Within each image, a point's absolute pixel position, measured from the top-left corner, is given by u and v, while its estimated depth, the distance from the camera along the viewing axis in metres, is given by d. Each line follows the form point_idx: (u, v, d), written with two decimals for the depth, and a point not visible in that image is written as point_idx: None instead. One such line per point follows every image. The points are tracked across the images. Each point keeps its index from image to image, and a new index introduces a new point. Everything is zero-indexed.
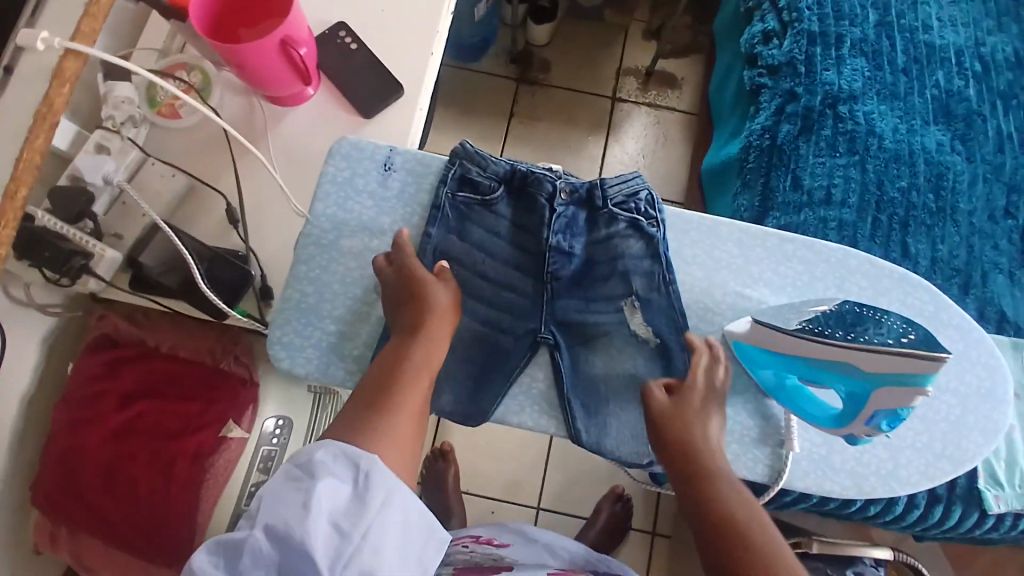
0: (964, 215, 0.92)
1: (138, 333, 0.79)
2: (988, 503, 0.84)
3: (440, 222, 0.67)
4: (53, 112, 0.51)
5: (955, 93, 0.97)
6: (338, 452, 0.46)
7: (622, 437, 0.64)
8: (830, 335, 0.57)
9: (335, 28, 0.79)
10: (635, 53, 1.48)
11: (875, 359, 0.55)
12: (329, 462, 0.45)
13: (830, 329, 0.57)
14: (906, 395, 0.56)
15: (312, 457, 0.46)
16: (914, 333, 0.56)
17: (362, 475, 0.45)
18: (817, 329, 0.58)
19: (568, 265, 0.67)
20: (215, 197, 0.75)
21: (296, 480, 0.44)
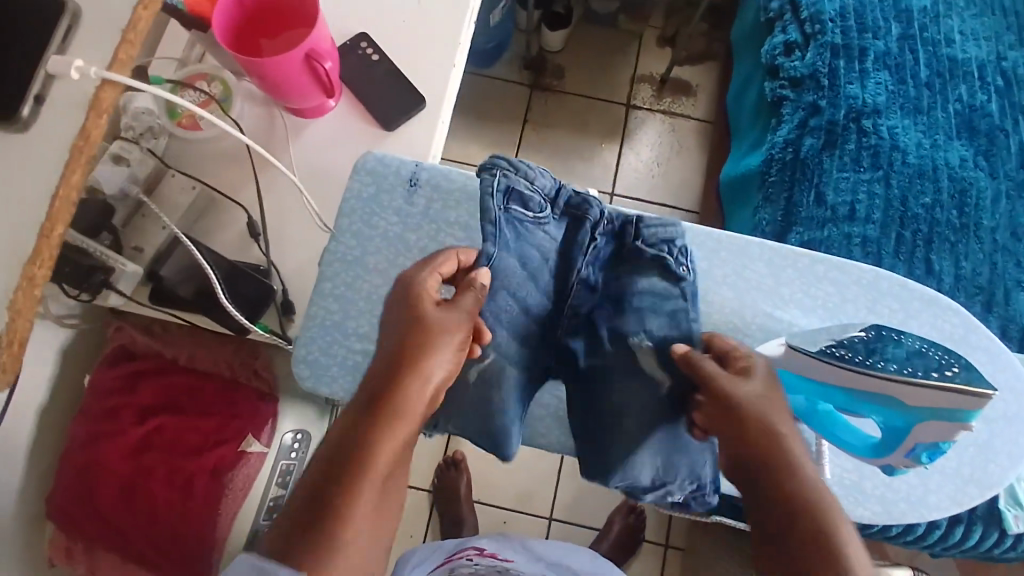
0: (988, 232, 0.91)
1: (157, 345, 0.79)
2: (1008, 523, 0.83)
3: (497, 237, 0.64)
4: (92, 146, 0.41)
5: (979, 108, 0.96)
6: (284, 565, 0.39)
7: (649, 466, 0.64)
8: (869, 366, 0.56)
9: (356, 38, 0.78)
10: (650, 59, 1.47)
11: (918, 395, 0.54)
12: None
13: (869, 360, 0.56)
14: (949, 429, 0.55)
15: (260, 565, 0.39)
16: (957, 364, 0.55)
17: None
18: (855, 359, 0.57)
19: (588, 298, 0.69)
20: (235, 210, 0.75)
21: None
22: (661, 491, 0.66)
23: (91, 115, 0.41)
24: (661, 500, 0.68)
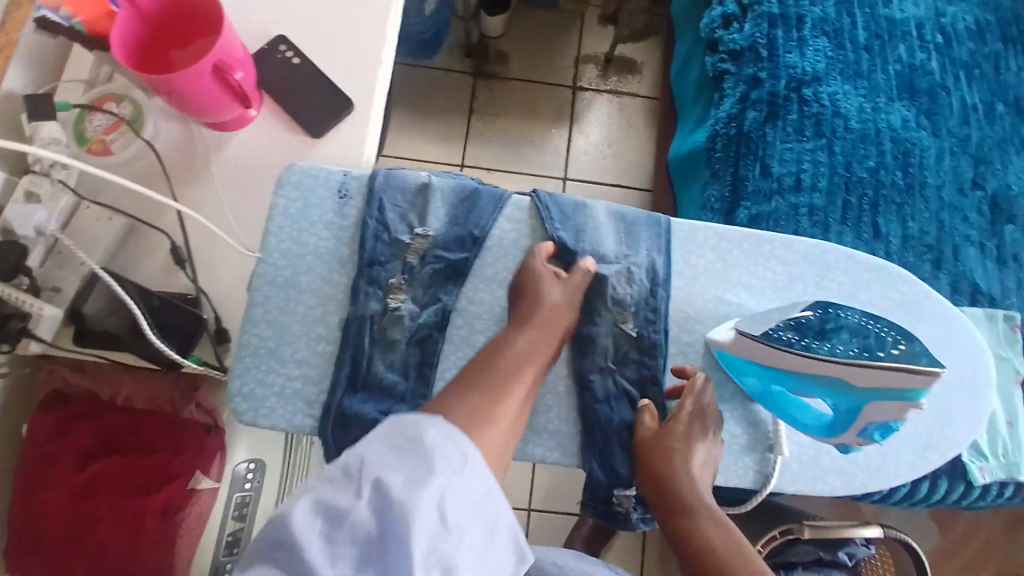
0: (933, 190, 0.92)
1: (87, 386, 0.75)
2: (973, 475, 0.85)
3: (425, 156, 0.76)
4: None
5: (919, 67, 0.96)
6: (444, 433, 0.43)
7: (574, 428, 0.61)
8: (814, 349, 0.56)
9: (274, 41, 0.73)
10: (593, 39, 1.45)
11: (866, 375, 0.55)
12: (434, 443, 0.42)
13: (812, 341, 0.57)
14: (896, 408, 0.55)
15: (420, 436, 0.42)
16: (902, 342, 0.56)
17: (463, 460, 0.43)
18: (799, 341, 0.57)
19: None
20: (156, 235, 0.70)
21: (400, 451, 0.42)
22: (613, 348, 0.62)
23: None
24: (613, 388, 0.61)
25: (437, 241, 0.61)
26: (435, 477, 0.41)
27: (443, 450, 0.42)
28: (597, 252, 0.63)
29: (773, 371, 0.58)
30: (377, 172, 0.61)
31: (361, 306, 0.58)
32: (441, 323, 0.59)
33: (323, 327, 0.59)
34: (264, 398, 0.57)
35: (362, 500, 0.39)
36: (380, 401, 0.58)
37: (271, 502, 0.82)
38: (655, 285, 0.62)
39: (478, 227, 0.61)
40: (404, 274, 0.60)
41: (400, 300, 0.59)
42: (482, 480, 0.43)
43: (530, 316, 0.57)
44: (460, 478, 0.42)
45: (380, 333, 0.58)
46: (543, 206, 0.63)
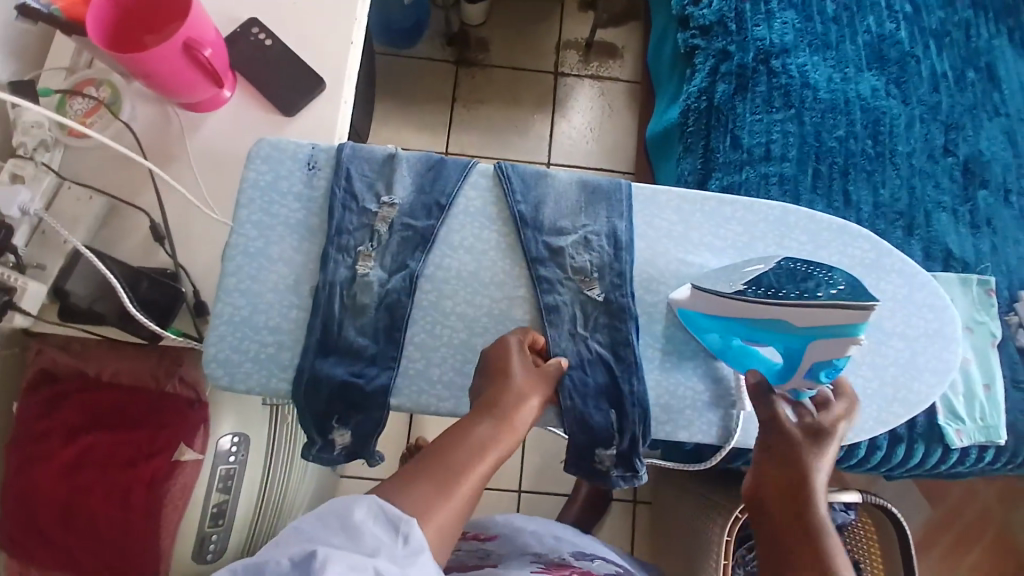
0: (904, 157, 0.93)
1: (76, 364, 0.78)
2: (950, 438, 0.85)
3: None
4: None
5: (887, 37, 0.97)
6: (379, 510, 0.42)
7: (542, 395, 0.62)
8: (763, 295, 0.57)
9: (247, 24, 0.76)
10: (573, 24, 1.46)
11: (806, 314, 0.56)
12: (367, 520, 0.41)
13: (761, 288, 0.58)
14: (839, 346, 0.56)
15: (352, 512, 0.41)
16: (844, 283, 0.57)
17: (401, 536, 0.41)
18: (750, 289, 0.58)
19: None
20: (135, 214, 0.73)
21: (331, 528, 0.41)
22: (580, 315, 0.63)
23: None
24: (586, 355, 0.62)
25: (403, 210, 0.62)
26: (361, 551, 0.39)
27: (376, 530, 0.41)
28: (556, 225, 0.64)
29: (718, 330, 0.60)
30: (343, 144, 0.62)
31: (330, 273, 0.60)
32: (408, 288, 0.61)
33: (295, 294, 0.60)
34: (238, 363, 0.59)
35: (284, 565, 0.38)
36: (351, 363, 0.59)
37: (257, 479, 0.80)
38: (619, 249, 0.64)
39: (444, 196, 0.63)
40: (372, 241, 0.61)
41: (368, 266, 0.60)
42: (427, 561, 0.41)
43: (494, 402, 0.52)
44: (394, 550, 0.40)
45: (350, 300, 0.60)
46: (506, 177, 0.64)
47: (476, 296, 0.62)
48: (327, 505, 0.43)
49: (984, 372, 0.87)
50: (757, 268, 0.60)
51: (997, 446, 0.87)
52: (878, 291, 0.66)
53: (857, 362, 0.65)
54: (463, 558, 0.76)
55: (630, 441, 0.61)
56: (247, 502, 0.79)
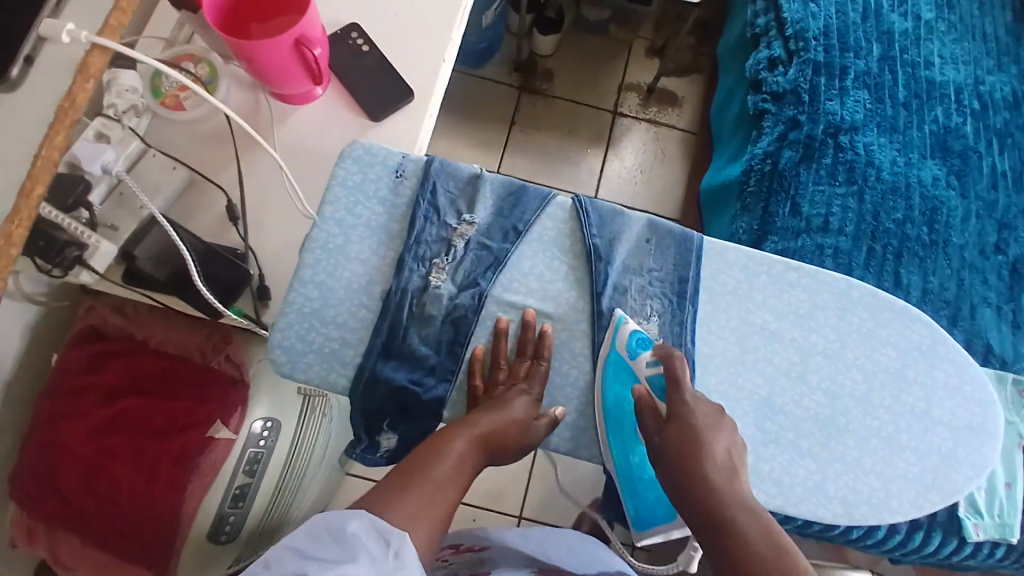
0: (956, 249, 0.94)
1: (126, 326, 0.79)
2: (968, 532, 0.84)
3: None
4: (75, 108, 0.46)
5: (954, 129, 0.99)
6: (369, 526, 0.43)
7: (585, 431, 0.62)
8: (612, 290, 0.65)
9: (347, 28, 0.78)
10: (638, 69, 1.49)
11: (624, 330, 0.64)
12: (358, 533, 0.42)
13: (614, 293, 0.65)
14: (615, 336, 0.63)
15: (344, 527, 0.42)
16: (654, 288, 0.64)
17: (391, 551, 0.42)
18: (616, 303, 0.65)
19: None
20: (214, 192, 0.74)
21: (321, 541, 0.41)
22: None
23: (79, 79, 0.47)
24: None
25: (482, 229, 0.64)
26: (353, 559, 0.40)
27: (366, 540, 0.42)
28: (623, 267, 0.65)
29: (622, 478, 0.63)
30: (434, 158, 0.64)
31: (404, 279, 0.61)
32: (476, 304, 0.62)
33: (365, 295, 0.62)
34: (302, 353, 0.60)
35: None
36: (411, 370, 0.60)
37: (282, 461, 0.80)
38: (682, 298, 0.64)
39: (521, 221, 0.65)
40: (448, 254, 0.63)
41: (440, 279, 0.62)
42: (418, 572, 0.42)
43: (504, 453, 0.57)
44: (387, 562, 0.41)
45: (418, 308, 0.61)
46: (583, 211, 0.66)
47: (537, 321, 0.63)
48: (315, 520, 0.43)
49: (1007, 470, 0.86)
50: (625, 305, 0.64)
51: (1010, 544, 0.86)
52: (931, 376, 0.66)
53: (902, 445, 0.65)
54: (459, 567, 0.76)
55: None
56: (266, 486, 0.79)
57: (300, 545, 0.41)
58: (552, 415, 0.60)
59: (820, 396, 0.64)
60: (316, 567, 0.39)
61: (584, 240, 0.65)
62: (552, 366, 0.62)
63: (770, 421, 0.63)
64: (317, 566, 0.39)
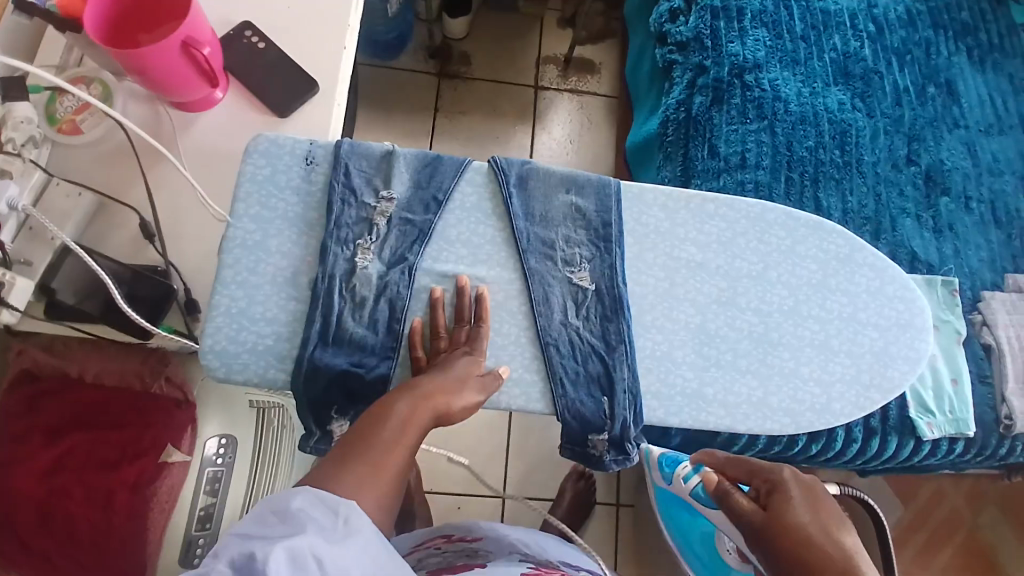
0: (869, 166, 0.98)
1: (59, 364, 0.75)
2: (922, 430, 0.88)
3: None
4: None
5: (852, 54, 1.03)
6: (314, 499, 0.43)
7: (532, 386, 0.62)
8: (549, 241, 0.65)
9: (240, 28, 0.76)
10: (553, 41, 1.51)
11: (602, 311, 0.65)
12: (304, 510, 0.41)
13: (553, 239, 0.65)
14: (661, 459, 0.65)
15: (288, 503, 0.42)
16: (588, 239, 0.66)
17: (339, 520, 0.42)
18: (558, 246, 0.65)
19: None
20: (125, 212, 0.71)
21: (269, 523, 0.40)
22: (572, 304, 0.64)
23: None
24: (577, 344, 0.63)
25: (401, 205, 0.64)
26: (303, 532, 0.39)
27: (312, 513, 0.42)
28: (546, 221, 0.66)
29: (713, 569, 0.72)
30: (342, 141, 0.63)
31: (329, 265, 0.61)
32: (407, 280, 0.62)
33: (293, 287, 0.61)
34: (236, 355, 0.59)
35: (223, 570, 0.36)
36: (351, 354, 0.60)
37: (244, 479, 0.78)
38: (608, 243, 0.66)
39: (441, 191, 0.65)
40: (372, 235, 0.62)
41: (367, 259, 0.62)
42: (366, 537, 0.42)
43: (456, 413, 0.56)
44: (338, 533, 0.41)
45: (349, 292, 0.61)
46: (501, 172, 0.66)
47: (471, 286, 0.63)
48: (260, 506, 0.42)
49: (951, 368, 0.91)
50: (560, 246, 0.65)
51: (967, 438, 0.90)
52: (853, 282, 0.69)
53: (836, 350, 0.68)
54: (450, 560, 0.78)
55: (622, 426, 0.62)
56: (235, 506, 0.77)
57: (246, 530, 0.40)
58: (496, 373, 0.60)
59: (751, 317, 0.66)
60: (263, 546, 0.38)
61: (501, 202, 0.66)
62: (492, 327, 0.63)
63: (708, 347, 0.65)
64: (266, 541, 0.38)
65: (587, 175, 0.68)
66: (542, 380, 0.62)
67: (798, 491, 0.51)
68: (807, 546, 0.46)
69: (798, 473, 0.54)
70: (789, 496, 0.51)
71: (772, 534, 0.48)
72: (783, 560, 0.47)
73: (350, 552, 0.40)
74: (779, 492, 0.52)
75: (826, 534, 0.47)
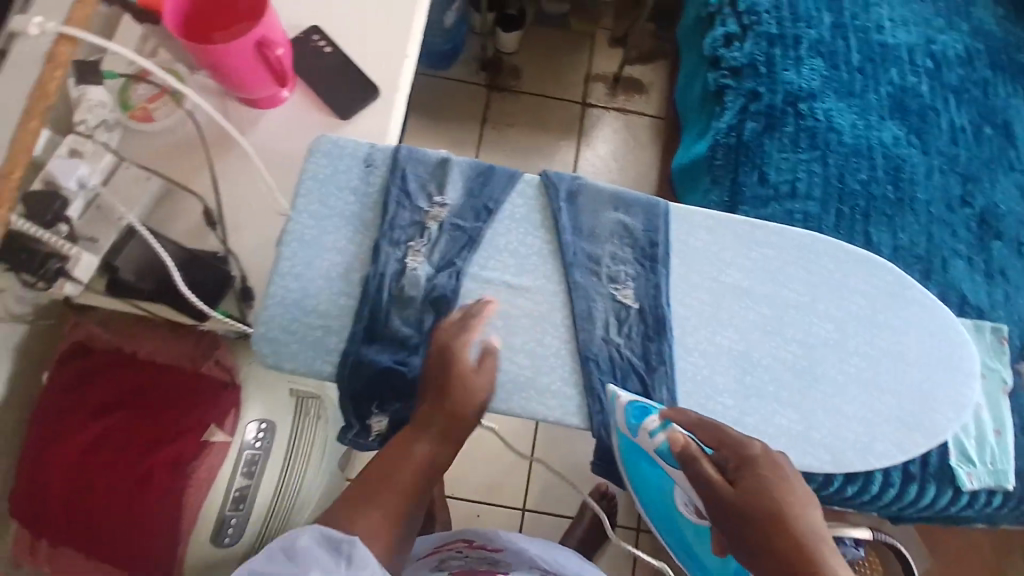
0: (922, 205, 0.97)
1: (115, 340, 0.79)
2: (961, 481, 0.86)
3: None
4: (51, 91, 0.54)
5: (909, 89, 1.02)
6: (321, 537, 0.48)
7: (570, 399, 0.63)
8: (594, 257, 0.66)
9: (308, 32, 0.79)
10: (603, 60, 1.52)
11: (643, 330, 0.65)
12: (309, 548, 0.47)
13: (599, 255, 0.66)
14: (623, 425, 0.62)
15: (296, 541, 0.47)
16: (633, 258, 0.66)
17: (343, 557, 0.47)
18: (603, 262, 0.66)
19: None
20: (189, 199, 0.74)
21: (278, 560, 0.46)
22: (614, 321, 0.65)
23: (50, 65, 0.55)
24: (617, 361, 0.64)
25: (453, 211, 0.66)
26: (307, 570, 0.45)
27: (318, 550, 0.47)
28: (593, 237, 0.67)
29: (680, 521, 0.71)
30: (401, 145, 0.66)
31: (381, 265, 0.63)
32: (455, 284, 0.64)
33: (345, 284, 0.63)
34: (286, 345, 0.61)
35: None
36: (396, 352, 0.62)
37: (277, 465, 0.79)
38: (654, 262, 0.66)
39: (492, 200, 0.66)
40: (424, 239, 0.64)
41: (417, 261, 0.63)
42: (368, 572, 0.47)
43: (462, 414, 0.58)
44: (341, 568, 0.47)
45: (398, 292, 0.63)
46: (552, 186, 0.67)
47: (515, 296, 0.65)
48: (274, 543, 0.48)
49: (995, 417, 0.89)
50: (605, 262, 0.66)
51: (1007, 491, 0.88)
52: (901, 319, 0.68)
53: (880, 388, 0.67)
54: (473, 564, 0.77)
55: None
56: (265, 492, 0.78)
57: (258, 565, 0.46)
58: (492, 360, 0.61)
59: (795, 348, 0.66)
60: None
61: (550, 215, 0.67)
62: (534, 338, 0.64)
63: (751, 375, 0.65)
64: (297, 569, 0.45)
65: (635, 192, 0.69)
66: (580, 394, 0.63)
67: (771, 471, 0.53)
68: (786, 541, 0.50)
69: (767, 447, 0.55)
70: (756, 474, 0.53)
71: (746, 520, 0.51)
72: (757, 547, 0.51)
73: None
74: (750, 470, 0.53)
75: (797, 521, 0.50)
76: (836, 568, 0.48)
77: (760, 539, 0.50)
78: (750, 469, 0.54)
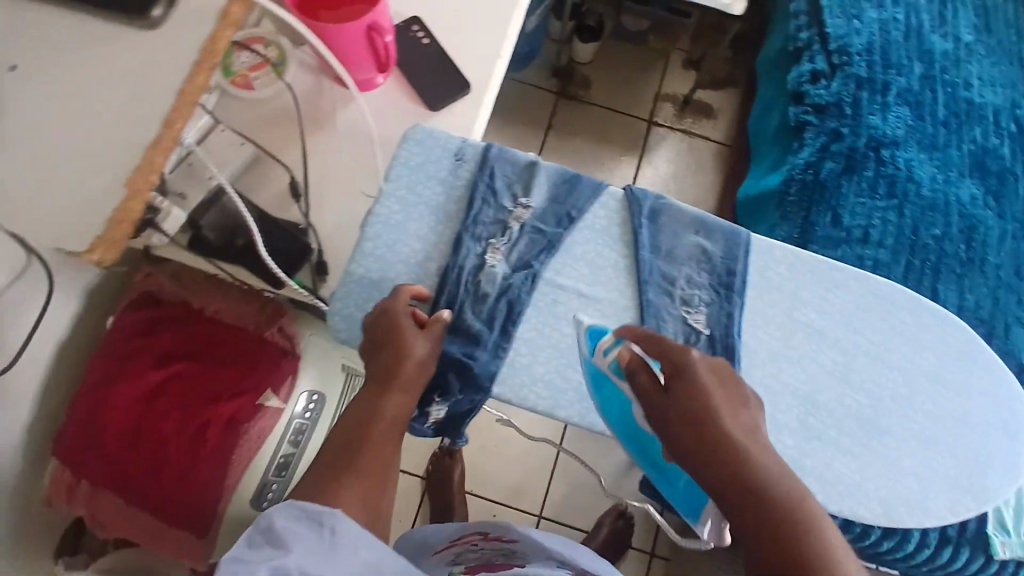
0: (992, 268, 0.95)
1: (183, 294, 0.81)
2: (994, 548, 0.84)
3: None
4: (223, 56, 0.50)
5: (991, 150, 1.00)
6: (299, 514, 0.45)
7: None
8: (669, 278, 0.66)
9: (408, 22, 0.81)
10: (675, 80, 1.52)
11: None
12: (290, 527, 0.44)
13: (673, 277, 0.66)
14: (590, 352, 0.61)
15: (272, 520, 0.44)
16: (707, 283, 0.66)
17: (326, 531, 0.45)
18: (677, 283, 0.66)
19: None
20: (276, 169, 0.76)
21: (257, 544, 0.43)
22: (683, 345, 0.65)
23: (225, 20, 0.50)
24: None
25: (536, 214, 0.66)
26: (288, 552, 0.42)
27: (299, 529, 0.44)
28: (670, 258, 0.67)
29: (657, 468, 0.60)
30: (493, 143, 0.67)
31: (461, 258, 0.64)
32: (530, 286, 0.64)
33: (423, 272, 0.64)
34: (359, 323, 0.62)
35: None
36: (464, 345, 0.62)
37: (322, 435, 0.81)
38: (729, 291, 0.66)
39: (576, 208, 0.67)
40: (504, 237, 0.65)
41: (496, 259, 0.64)
42: (355, 544, 0.45)
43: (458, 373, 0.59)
44: (327, 545, 0.44)
45: (474, 286, 0.63)
46: (635, 201, 0.67)
47: (585, 306, 0.65)
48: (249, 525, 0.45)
49: None
50: (678, 284, 0.66)
51: None
52: (968, 381, 0.67)
53: (939, 448, 0.65)
54: (489, 557, 0.76)
55: None
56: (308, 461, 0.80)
57: (233, 551, 0.42)
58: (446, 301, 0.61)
59: (861, 396, 0.65)
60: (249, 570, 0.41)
61: (630, 231, 0.67)
62: None
63: (814, 417, 0.64)
64: (251, 566, 0.41)
65: (717, 219, 0.69)
66: None
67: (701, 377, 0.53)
68: (727, 449, 0.49)
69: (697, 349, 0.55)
70: (687, 380, 0.52)
71: (689, 429, 0.50)
72: (709, 462, 0.49)
73: (337, 565, 0.43)
74: (682, 377, 0.53)
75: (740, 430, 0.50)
76: (787, 476, 0.47)
77: (706, 453, 0.49)
78: (683, 378, 0.53)
